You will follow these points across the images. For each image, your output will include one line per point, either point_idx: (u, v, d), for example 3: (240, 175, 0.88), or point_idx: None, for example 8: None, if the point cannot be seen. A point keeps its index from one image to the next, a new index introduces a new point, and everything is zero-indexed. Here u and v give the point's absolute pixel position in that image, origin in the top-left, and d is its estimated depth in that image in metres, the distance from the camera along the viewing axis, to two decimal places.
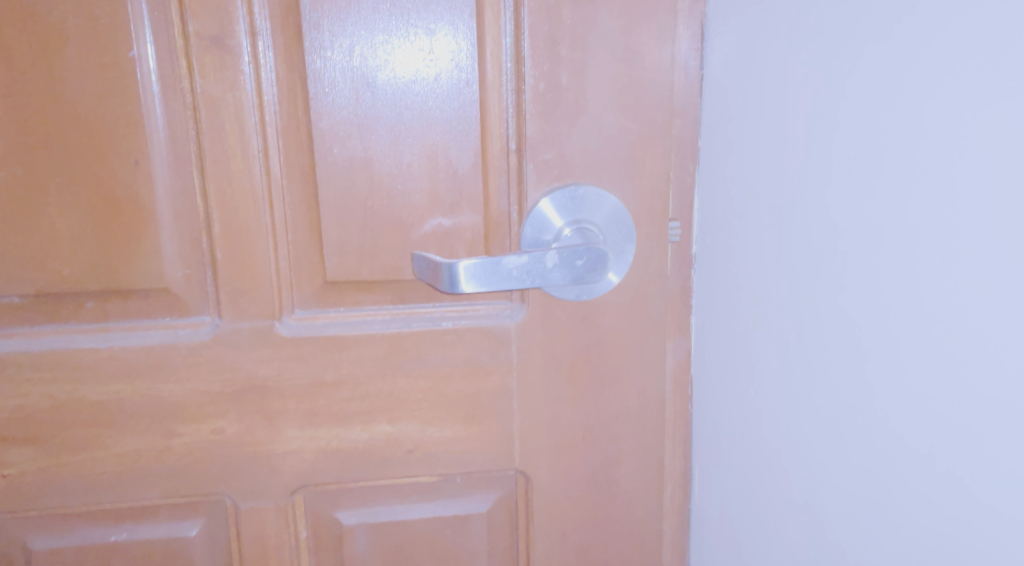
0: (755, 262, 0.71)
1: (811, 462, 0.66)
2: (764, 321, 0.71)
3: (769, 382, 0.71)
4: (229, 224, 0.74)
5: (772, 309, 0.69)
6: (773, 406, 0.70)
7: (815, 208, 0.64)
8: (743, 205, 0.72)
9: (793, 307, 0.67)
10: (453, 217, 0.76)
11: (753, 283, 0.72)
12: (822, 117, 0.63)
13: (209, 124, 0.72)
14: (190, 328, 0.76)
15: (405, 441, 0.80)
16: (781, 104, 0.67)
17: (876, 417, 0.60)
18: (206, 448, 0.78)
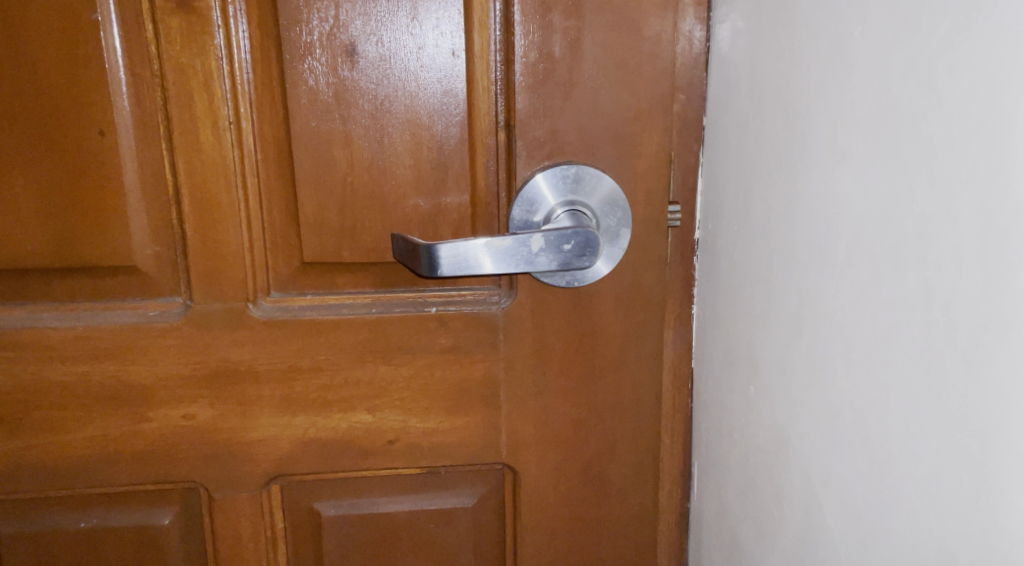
0: (758, 248, 0.66)
1: (811, 465, 0.61)
2: (766, 311, 0.66)
3: (769, 377, 0.66)
4: (199, 199, 0.70)
5: (775, 299, 0.64)
6: (774, 404, 0.65)
7: (822, 190, 0.58)
8: (746, 188, 0.67)
9: (795, 298, 0.62)
10: (438, 196, 0.72)
11: (754, 271, 0.67)
12: (830, 90, 0.57)
13: (177, 92, 0.68)
14: (160, 309, 0.72)
15: (387, 431, 0.76)
16: (787, 77, 0.61)
17: (878, 420, 0.55)
18: (176, 435, 0.74)
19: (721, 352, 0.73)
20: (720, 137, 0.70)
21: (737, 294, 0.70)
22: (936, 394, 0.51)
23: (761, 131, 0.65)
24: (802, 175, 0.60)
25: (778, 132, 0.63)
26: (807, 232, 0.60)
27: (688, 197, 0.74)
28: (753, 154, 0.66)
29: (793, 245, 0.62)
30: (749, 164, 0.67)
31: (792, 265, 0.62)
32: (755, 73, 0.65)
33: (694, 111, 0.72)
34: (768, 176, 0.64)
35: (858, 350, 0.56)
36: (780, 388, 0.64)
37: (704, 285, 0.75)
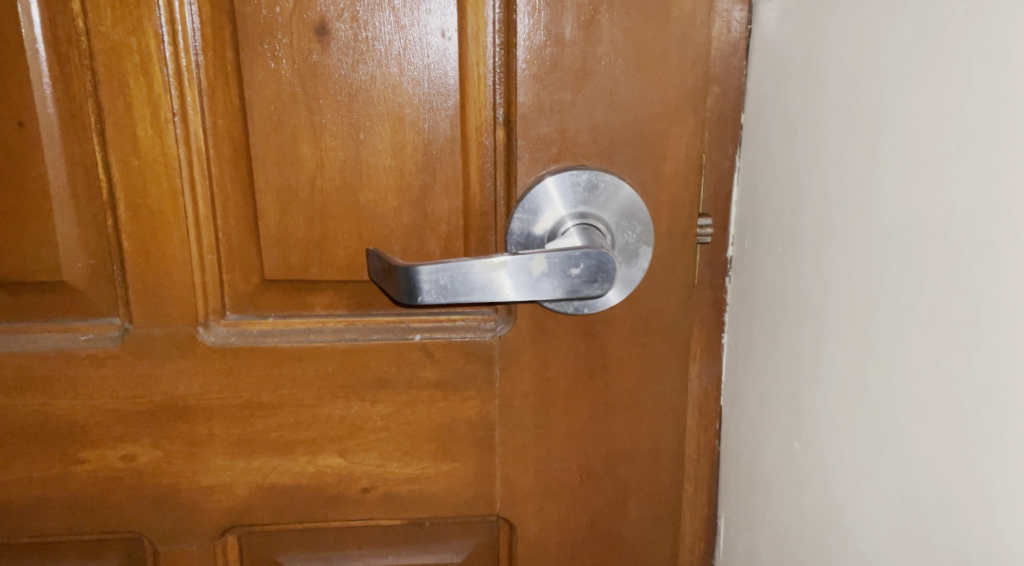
0: (808, 278, 0.54)
1: (873, 550, 0.49)
2: (816, 354, 0.54)
3: (819, 434, 0.54)
4: (138, 204, 0.59)
5: (830, 341, 0.52)
6: (824, 468, 0.54)
7: (898, 211, 0.46)
8: (794, 204, 0.55)
9: (858, 345, 0.50)
10: (423, 204, 0.60)
11: (804, 304, 0.55)
12: (908, 85, 0.45)
13: (109, 76, 0.57)
14: (94, 332, 0.61)
15: (361, 477, 0.65)
16: (849, 67, 0.50)
17: (972, 511, 0.43)
18: (114, 478, 0.63)
19: (757, 394, 0.61)
20: (762, 139, 0.59)
21: (779, 328, 0.58)
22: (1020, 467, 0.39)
23: (816, 134, 0.53)
24: (870, 193, 0.48)
25: (837, 137, 0.51)
26: (875, 264, 0.48)
27: (721, 208, 0.62)
28: (804, 162, 0.54)
29: (855, 278, 0.50)
30: (799, 174, 0.55)
31: (853, 302, 0.50)
32: (807, 61, 0.53)
33: (730, 106, 0.60)
34: (823, 190, 0.52)
35: (946, 416, 0.44)
36: (833, 449, 0.53)
37: (738, 312, 0.63)
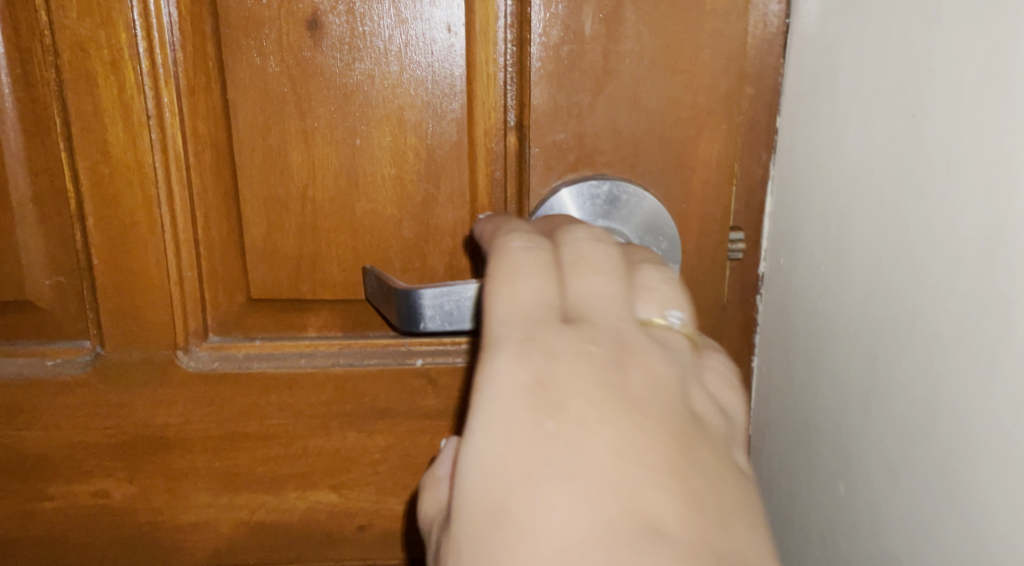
0: (860, 297, 0.48)
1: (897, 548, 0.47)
2: (869, 386, 0.48)
3: (869, 480, 0.48)
4: (110, 216, 0.53)
5: (891, 370, 0.46)
6: (883, 508, 0.47)
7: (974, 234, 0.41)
8: (842, 216, 0.49)
9: (932, 372, 0.44)
10: (426, 216, 0.55)
11: (851, 333, 0.49)
12: (1000, 86, 0.39)
13: (75, 74, 0.51)
14: (62, 357, 0.55)
15: (357, 514, 0.59)
16: (919, 67, 0.43)
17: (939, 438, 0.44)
18: (86, 515, 0.58)
19: (795, 427, 0.55)
20: (801, 148, 0.53)
21: (823, 356, 0.52)
22: (679, 326, 0.41)
23: (872, 139, 0.47)
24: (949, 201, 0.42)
25: (902, 142, 0.45)
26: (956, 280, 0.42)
27: (755, 220, 0.56)
28: (854, 170, 0.48)
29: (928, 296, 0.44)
30: (847, 187, 0.49)
31: (916, 335, 0.44)
32: (861, 61, 0.47)
33: (765, 108, 0.54)
34: (883, 199, 0.46)
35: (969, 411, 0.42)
36: (885, 497, 0.47)
37: (772, 335, 0.57)
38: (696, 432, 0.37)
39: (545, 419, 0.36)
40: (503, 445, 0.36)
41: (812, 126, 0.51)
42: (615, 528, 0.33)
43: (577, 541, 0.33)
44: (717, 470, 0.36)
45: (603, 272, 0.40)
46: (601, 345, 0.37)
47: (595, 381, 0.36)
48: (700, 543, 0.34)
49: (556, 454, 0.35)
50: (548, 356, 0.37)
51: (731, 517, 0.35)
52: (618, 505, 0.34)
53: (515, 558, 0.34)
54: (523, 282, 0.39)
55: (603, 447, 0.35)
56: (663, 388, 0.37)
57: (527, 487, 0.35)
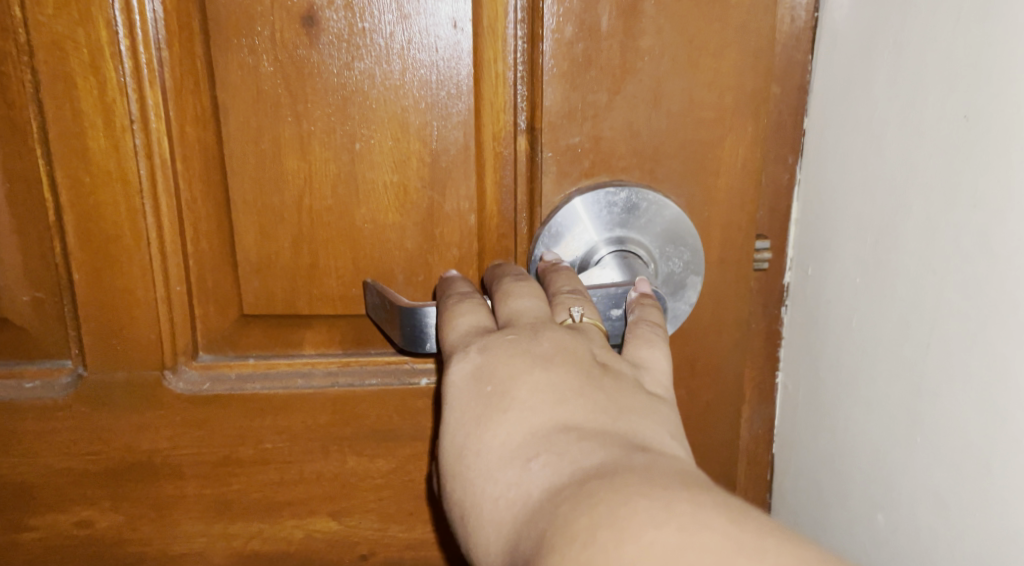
0: (892, 304, 0.46)
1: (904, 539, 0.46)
2: (907, 399, 0.45)
3: (912, 503, 0.45)
4: (91, 227, 0.49)
5: (931, 382, 0.43)
6: (928, 528, 0.44)
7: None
8: (875, 226, 0.46)
9: (964, 369, 0.41)
10: (430, 225, 0.51)
11: (889, 349, 0.46)
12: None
13: (52, 75, 0.47)
14: (42, 378, 0.52)
15: (358, 543, 0.55)
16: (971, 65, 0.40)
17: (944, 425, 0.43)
18: (69, 546, 0.54)
19: (826, 449, 0.51)
20: (832, 151, 0.49)
21: (854, 370, 0.49)
22: (586, 320, 0.45)
23: (908, 138, 0.44)
24: (995, 197, 0.39)
25: (941, 139, 0.42)
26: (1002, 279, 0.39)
27: (780, 227, 0.53)
28: (884, 172, 0.45)
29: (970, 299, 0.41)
30: (883, 194, 0.46)
31: (963, 343, 0.41)
32: (898, 56, 0.44)
33: (791, 108, 0.51)
34: (921, 206, 0.43)
35: (948, 376, 0.42)
36: (927, 517, 0.44)
37: (798, 350, 0.53)
38: (604, 372, 0.42)
39: (486, 384, 0.42)
40: (458, 409, 0.42)
41: (845, 127, 0.48)
42: (540, 438, 0.39)
43: (514, 452, 0.39)
44: (621, 390, 0.41)
45: (524, 299, 0.45)
46: (519, 331, 0.43)
47: (514, 350, 0.42)
48: (608, 432, 0.39)
49: (491, 405, 0.41)
50: (481, 349, 0.43)
51: (632, 413, 0.40)
52: (540, 421, 0.40)
53: (478, 481, 0.40)
54: (464, 319, 0.45)
55: (526, 389, 0.41)
56: (574, 348, 0.43)
57: (478, 429, 0.41)
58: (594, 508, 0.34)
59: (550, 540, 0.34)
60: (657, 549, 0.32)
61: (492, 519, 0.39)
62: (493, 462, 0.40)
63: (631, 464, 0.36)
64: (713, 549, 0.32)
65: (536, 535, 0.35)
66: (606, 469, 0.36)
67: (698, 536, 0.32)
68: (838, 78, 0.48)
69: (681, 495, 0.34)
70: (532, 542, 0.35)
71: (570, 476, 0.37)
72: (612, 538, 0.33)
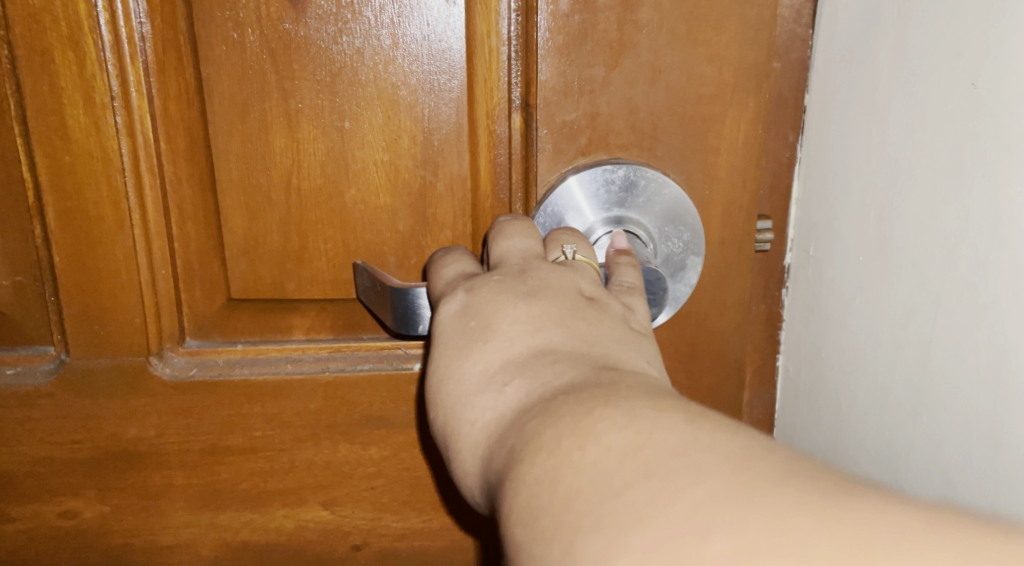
0: (882, 252, 0.45)
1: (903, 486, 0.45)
2: (903, 348, 0.44)
3: (912, 458, 0.44)
4: (71, 208, 0.48)
5: (925, 324, 0.43)
6: (933, 478, 0.43)
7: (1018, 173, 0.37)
8: (870, 184, 0.45)
9: (952, 304, 0.41)
10: (423, 206, 0.50)
11: (885, 308, 0.45)
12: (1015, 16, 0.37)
13: (29, 49, 0.46)
14: (24, 365, 0.50)
15: (351, 533, 0.54)
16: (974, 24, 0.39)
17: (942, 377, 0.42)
18: (54, 537, 0.53)
19: (828, 424, 0.50)
20: (834, 124, 0.48)
21: (852, 334, 0.48)
22: (578, 258, 0.45)
23: (904, 94, 0.43)
24: (991, 128, 0.39)
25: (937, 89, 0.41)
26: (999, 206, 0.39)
27: (783, 207, 0.52)
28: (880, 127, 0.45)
29: (962, 230, 0.40)
30: (881, 155, 0.45)
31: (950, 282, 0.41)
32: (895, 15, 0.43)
33: (793, 84, 0.50)
34: (916, 161, 0.43)
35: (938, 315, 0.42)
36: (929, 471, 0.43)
37: (800, 332, 0.52)
38: (588, 306, 0.42)
39: (469, 319, 0.42)
40: (444, 346, 0.42)
41: (847, 98, 0.47)
42: (515, 361, 0.39)
43: (490, 377, 0.39)
44: (602, 322, 0.41)
45: (517, 237, 0.45)
46: (506, 270, 0.43)
47: (499, 287, 0.42)
48: (584, 356, 0.39)
49: (473, 338, 0.41)
50: (467, 288, 0.43)
51: (610, 342, 0.40)
52: (518, 348, 0.40)
53: (458, 409, 0.40)
54: (452, 266, 0.45)
55: (507, 319, 0.41)
56: (560, 285, 0.42)
57: (460, 361, 0.41)
58: (560, 418, 0.34)
59: (518, 453, 0.34)
60: (617, 449, 0.31)
61: (468, 443, 0.39)
62: (471, 389, 0.39)
63: (600, 381, 0.36)
64: (671, 443, 0.31)
65: (506, 450, 0.35)
66: (574, 387, 0.36)
67: (655, 434, 0.31)
68: (840, 49, 0.47)
69: (647, 403, 0.33)
70: (501, 460, 0.35)
71: (542, 393, 0.36)
72: (575, 441, 0.32)
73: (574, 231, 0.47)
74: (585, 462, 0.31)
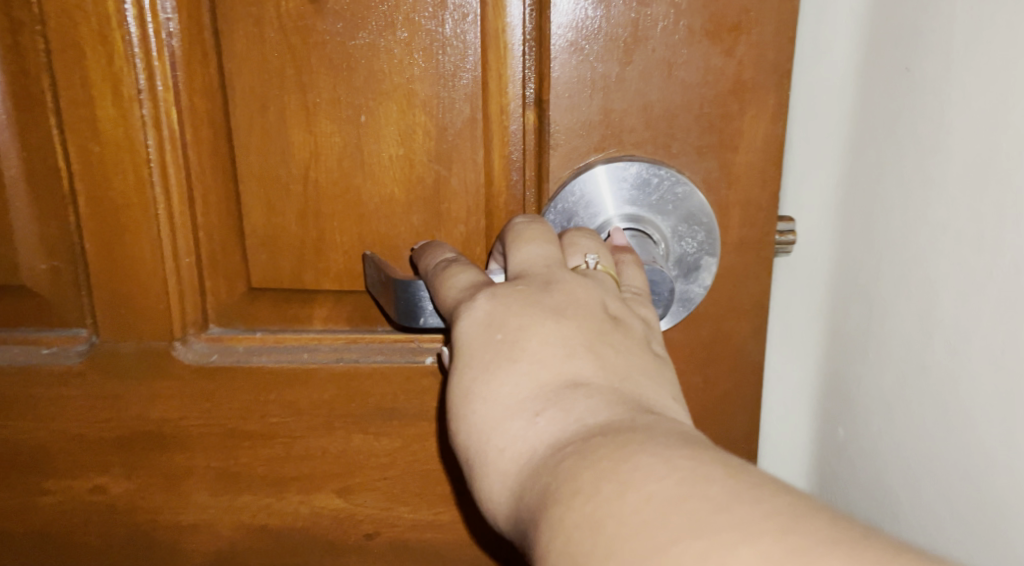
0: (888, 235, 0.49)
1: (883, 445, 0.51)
2: (901, 329, 0.49)
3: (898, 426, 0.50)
4: (102, 196, 0.50)
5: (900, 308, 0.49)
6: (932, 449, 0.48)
7: None
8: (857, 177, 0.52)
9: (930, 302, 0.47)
10: (437, 200, 0.50)
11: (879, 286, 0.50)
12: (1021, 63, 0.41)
13: (63, 44, 0.48)
14: (57, 346, 0.53)
15: (364, 522, 0.55)
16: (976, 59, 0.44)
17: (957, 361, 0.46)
18: (85, 511, 0.55)
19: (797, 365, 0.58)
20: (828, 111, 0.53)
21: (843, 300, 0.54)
22: (601, 267, 0.44)
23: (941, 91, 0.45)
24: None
25: (987, 95, 0.43)
26: None
27: None
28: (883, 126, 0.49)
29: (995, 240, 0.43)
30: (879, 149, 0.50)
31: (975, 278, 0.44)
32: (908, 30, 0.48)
33: None
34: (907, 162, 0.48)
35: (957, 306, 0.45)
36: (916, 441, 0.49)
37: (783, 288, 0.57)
38: (614, 328, 0.41)
39: (495, 332, 0.40)
40: (467, 357, 0.40)
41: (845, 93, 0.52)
42: (546, 389, 0.38)
43: (522, 403, 0.38)
44: (628, 348, 0.41)
45: (535, 244, 0.44)
46: (529, 282, 0.42)
47: (525, 300, 0.41)
48: (616, 391, 0.38)
49: (500, 354, 0.40)
50: (489, 296, 0.41)
51: (638, 374, 0.40)
52: (549, 374, 0.39)
53: (482, 426, 0.39)
54: (460, 274, 0.44)
55: (536, 340, 0.40)
56: (583, 303, 0.42)
57: (486, 375, 0.40)
58: (599, 460, 0.34)
59: (555, 491, 0.34)
60: (657, 498, 0.31)
61: (497, 469, 0.38)
62: (500, 412, 0.39)
63: (635, 425, 0.36)
64: (714, 498, 0.31)
65: (542, 485, 0.35)
66: (611, 428, 0.36)
67: (697, 485, 0.31)
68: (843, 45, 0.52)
69: (683, 450, 0.33)
70: (537, 496, 0.35)
71: (579, 431, 0.36)
72: (610, 477, 0.33)
73: (593, 233, 0.46)
74: (626, 511, 0.31)
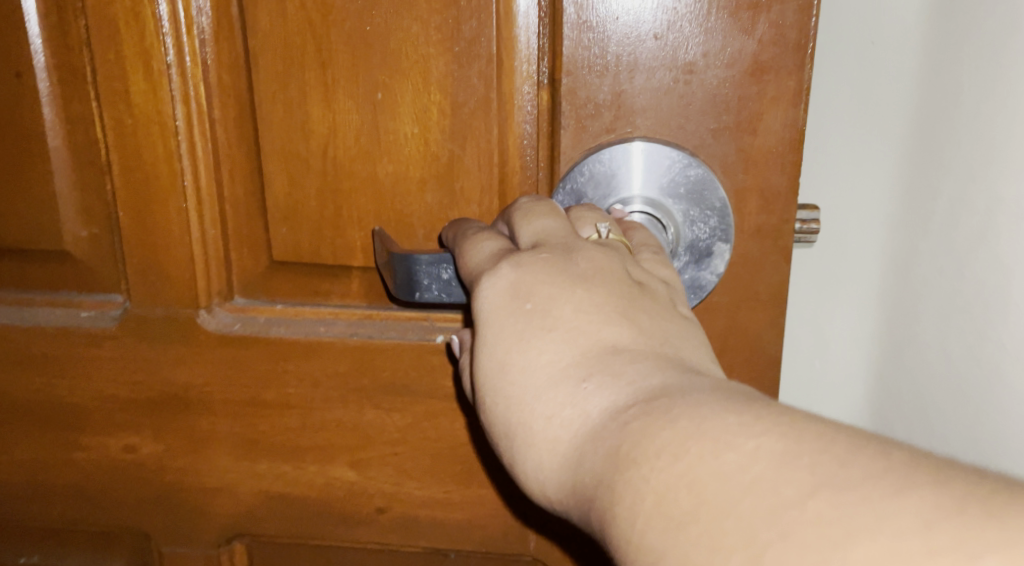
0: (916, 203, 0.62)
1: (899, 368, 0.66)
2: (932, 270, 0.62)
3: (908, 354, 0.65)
4: (137, 167, 0.52)
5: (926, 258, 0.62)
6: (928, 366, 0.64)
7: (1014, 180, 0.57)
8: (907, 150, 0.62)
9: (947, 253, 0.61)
10: (451, 178, 0.50)
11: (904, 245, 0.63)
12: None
13: (101, 19, 0.50)
14: (95, 310, 0.56)
15: (375, 496, 0.56)
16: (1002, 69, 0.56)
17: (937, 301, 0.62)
18: (117, 468, 0.58)
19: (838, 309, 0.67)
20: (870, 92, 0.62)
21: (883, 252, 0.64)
22: (613, 236, 0.44)
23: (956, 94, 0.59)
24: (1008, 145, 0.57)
25: None
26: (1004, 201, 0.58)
27: None
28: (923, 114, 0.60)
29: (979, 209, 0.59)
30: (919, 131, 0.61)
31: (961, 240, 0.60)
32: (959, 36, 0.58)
33: None
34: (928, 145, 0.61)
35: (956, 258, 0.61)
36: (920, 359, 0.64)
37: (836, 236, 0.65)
38: (643, 292, 0.41)
39: (525, 302, 0.40)
40: (496, 328, 0.40)
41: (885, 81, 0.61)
42: (587, 355, 0.38)
43: (565, 371, 0.38)
44: (660, 312, 0.40)
45: (540, 216, 0.44)
46: (552, 250, 0.41)
47: (549, 268, 0.40)
48: (655, 353, 0.38)
49: (532, 324, 0.39)
50: (513, 265, 0.41)
51: (671, 335, 0.39)
52: (587, 340, 0.38)
53: (524, 396, 0.38)
54: (480, 248, 0.44)
55: (569, 308, 0.39)
56: (608, 268, 0.41)
57: (524, 346, 0.39)
58: (676, 421, 0.33)
59: (626, 454, 0.34)
60: (762, 454, 0.31)
61: (546, 438, 0.37)
62: (541, 382, 0.38)
63: (696, 387, 0.35)
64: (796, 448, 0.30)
65: (607, 450, 0.35)
66: (672, 391, 0.35)
67: (786, 434, 0.31)
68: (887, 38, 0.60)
69: (760, 405, 0.33)
70: (604, 461, 0.35)
71: (641, 394, 0.35)
72: (672, 440, 0.33)
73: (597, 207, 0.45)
74: (732, 469, 0.31)
